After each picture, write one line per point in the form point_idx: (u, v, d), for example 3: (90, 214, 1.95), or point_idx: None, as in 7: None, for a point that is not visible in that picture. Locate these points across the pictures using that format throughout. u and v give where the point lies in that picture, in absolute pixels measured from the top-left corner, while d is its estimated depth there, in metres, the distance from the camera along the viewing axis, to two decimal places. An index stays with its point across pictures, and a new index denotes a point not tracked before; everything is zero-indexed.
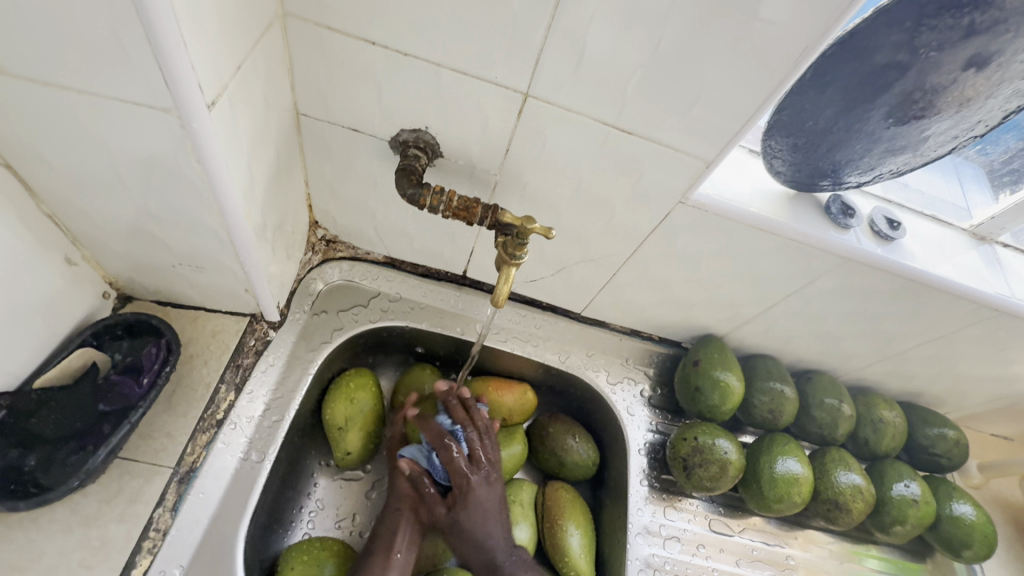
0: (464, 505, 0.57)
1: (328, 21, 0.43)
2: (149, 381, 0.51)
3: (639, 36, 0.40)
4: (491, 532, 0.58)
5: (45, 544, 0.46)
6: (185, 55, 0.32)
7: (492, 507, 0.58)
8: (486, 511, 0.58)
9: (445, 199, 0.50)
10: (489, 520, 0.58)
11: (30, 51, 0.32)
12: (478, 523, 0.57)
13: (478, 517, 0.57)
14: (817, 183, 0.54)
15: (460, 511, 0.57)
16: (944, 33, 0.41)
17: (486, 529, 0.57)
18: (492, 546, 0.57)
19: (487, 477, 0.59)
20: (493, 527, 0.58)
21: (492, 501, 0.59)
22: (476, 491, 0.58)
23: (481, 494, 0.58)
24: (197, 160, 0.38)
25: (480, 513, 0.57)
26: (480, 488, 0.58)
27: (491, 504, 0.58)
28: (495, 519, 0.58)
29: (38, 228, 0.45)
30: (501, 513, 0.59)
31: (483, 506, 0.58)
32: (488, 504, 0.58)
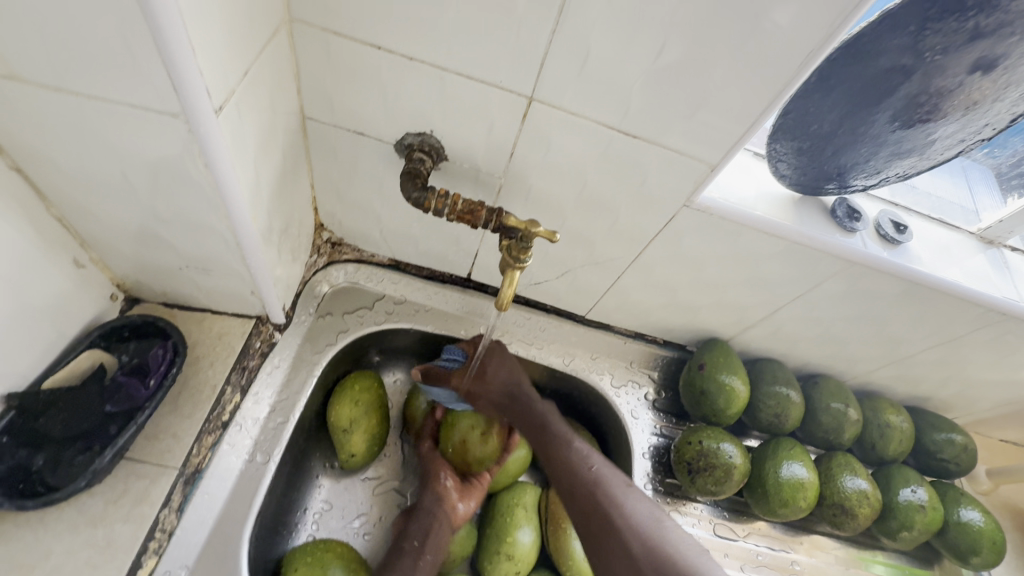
0: (488, 380, 0.64)
1: (335, 26, 0.44)
2: (156, 383, 0.52)
3: (643, 39, 0.40)
4: (522, 393, 0.65)
5: (52, 544, 0.46)
6: (191, 60, 0.32)
7: (516, 376, 0.65)
8: (510, 382, 0.65)
9: (449, 202, 0.50)
10: (517, 386, 0.65)
11: (41, 55, 0.33)
12: (508, 390, 0.64)
13: (501, 386, 0.65)
14: (822, 186, 0.54)
15: (485, 386, 0.64)
16: (949, 36, 0.41)
17: (517, 394, 0.65)
18: (523, 396, 0.65)
19: (502, 355, 0.66)
20: (519, 387, 0.65)
21: (512, 380, 0.65)
22: (495, 365, 0.65)
23: (499, 370, 0.65)
24: (204, 163, 0.39)
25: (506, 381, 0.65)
26: (499, 362, 0.65)
27: (513, 376, 0.65)
28: (523, 385, 0.65)
29: (47, 230, 0.46)
30: (526, 382, 0.66)
31: (505, 377, 0.65)
32: (510, 376, 0.65)
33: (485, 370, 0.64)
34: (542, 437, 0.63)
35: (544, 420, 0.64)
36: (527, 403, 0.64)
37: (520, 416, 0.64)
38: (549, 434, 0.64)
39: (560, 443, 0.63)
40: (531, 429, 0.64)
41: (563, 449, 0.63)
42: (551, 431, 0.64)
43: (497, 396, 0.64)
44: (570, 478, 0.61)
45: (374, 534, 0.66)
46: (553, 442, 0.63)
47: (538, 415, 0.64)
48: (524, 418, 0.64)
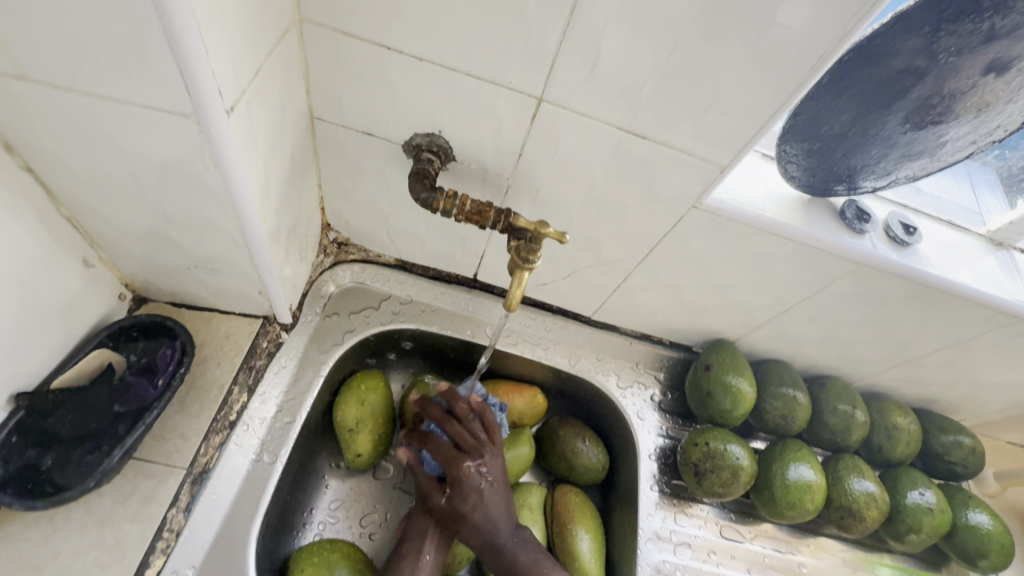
0: (463, 492, 0.57)
1: (344, 26, 0.44)
2: (164, 382, 0.52)
3: (654, 40, 0.40)
4: (494, 520, 0.57)
5: (61, 543, 0.46)
6: (205, 60, 0.32)
7: (494, 490, 0.58)
8: (486, 506, 0.57)
9: (457, 203, 0.50)
10: (494, 536, 0.56)
11: (52, 56, 0.33)
12: (477, 518, 0.56)
13: (479, 515, 0.56)
14: (832, 187, 0.54)
15: (459, 498, 0.57)
16: (964, 38, 0.41)
17: (490, 533, 0.56)
18: (496, 535, 0.56)
19: (485, 466, 0.57)
20: (496, 522, 0.57)
21: (491, 487, 0.57)
22: (474, 481, 0.57)
23: (478, 484, 0.57)
24: (215, 163, 0.39)
25: (482, 532, 0.56)
26: (479, 474, 0.57)
27: (492, 493, 0.57)
28: (500, 511, 0.57)
29: (56, 230, 0.46)
30: (503, 504, 0.58)
31: (479, 495, 0.57)
32: (487, 494, 0.57)
33: (462, 481, 0.57)
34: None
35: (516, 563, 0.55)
36: (492, 530, 0.56)
37: (482, 538, 0.57)
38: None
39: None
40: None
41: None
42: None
43: (468, 519, 0.57)
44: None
45: (379, 534, 0.65)
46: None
47: (508, 548, 0.56)
48: (495, 564, 0.56)
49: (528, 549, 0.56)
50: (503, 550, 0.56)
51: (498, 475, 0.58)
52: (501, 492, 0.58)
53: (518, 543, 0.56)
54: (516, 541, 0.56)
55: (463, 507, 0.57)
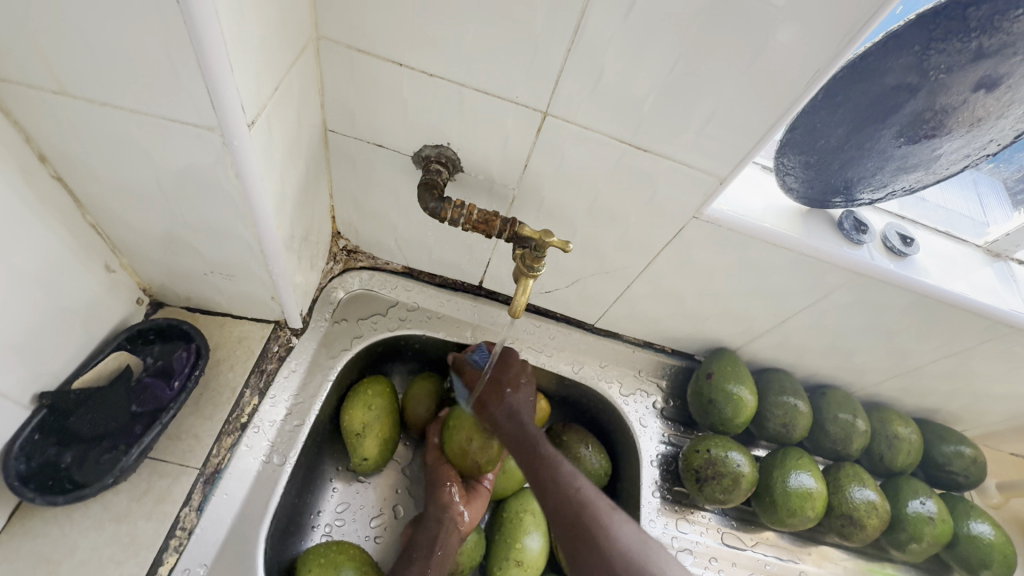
0: (510, 384, 0.65)
1: (359, 43, 0.46)
2: (180, 384, 0.54)
3: (655, 58, 0.42)
4: (525, 419, 0.63)
5: (78, 539, 0.48)
6: (230, 78, 0.34)
7: (528, 400, 0.65)
8: (522, 402, 0.64)
9: (464, 212, 0.51)
10: (524, 420, 0.63)
11: (89, 74, 0.35)
12: (516, 417, 0.63)
13: (513, 406, 0.63)
14: (830, 200, 0.55)
15: (506, 389, 0.64)
16: (953, 56, 0.42)
17: (523, 424, 0.62)
18: (526, 426, 0.62)
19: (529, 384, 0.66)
20: (526, 415, 0.63)
21: (522, 399, 0.64)
22: (519, 385, 0.65)
23: (520, 390, 0.65)
24: (234, 174, 0.41)
25: (518, 422, 0.62)
26: (523, 385, 0.66)
27: (526, 401, 0.65)
28: (529, 415, 0.64)
29: (81, 236, 0.48)
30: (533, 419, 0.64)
31: (519, 396, 0.64)
32: (524, 399, 0.65)
33: (508, 384, 0.65)
34: (535, 467, 0.60)
35: (544, 452, 0.61)
36: (520, 421, 0.62)
37: (518, 433, 0.62)
38: (548, 461, 0.60)
39: (552, 463, 0.60)
40: (523, 454, 0.61)
41: (558, 490, 0.58)
42: (553, 464, 0.60)
43: (510, 409, 0.63)
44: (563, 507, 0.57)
45: (385, 537, 0.67)
46: (550, 467, 0.60)
47: (538, 443, 0.61)
48: (522, 452, 0.61)
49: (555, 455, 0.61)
50: (534, 440, 0.62)
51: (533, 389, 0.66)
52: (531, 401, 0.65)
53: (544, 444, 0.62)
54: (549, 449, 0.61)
55: (501, 403, 0.63)
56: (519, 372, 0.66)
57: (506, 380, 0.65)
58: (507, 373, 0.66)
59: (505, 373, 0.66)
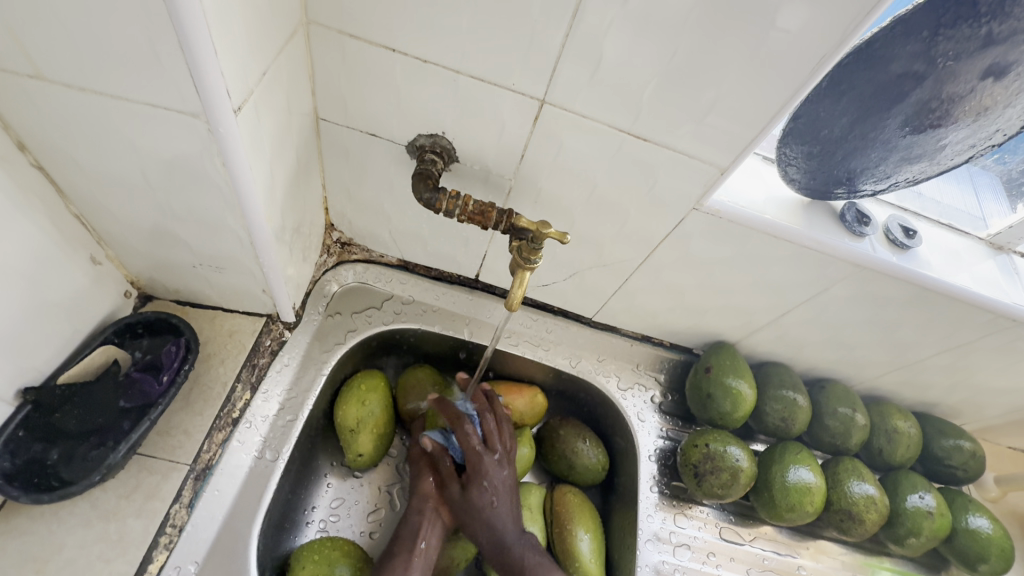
0: (476, 482, 0.57)
1: (351, 28, 0.44)
2: (169, 379, 0.52)
3: (656, 43, 0.41)
4: (498, 521, 0.57)
5: (65, 537, 0.47)
6: (214, 61, 0.33)
7: (502, 492, 0.58)
8: (495, 501, 0.57)
9: (460, 203, 0.50)
10: (501, 538, 0.57)
11: (67, 57, 0.33)
12: (486, 520, 0.57)
13: (487, 510, 0.57)
14: (832, 192, 0.54)
15: (474, 488, 0.57)
16: (961, 43, 0.41)
17: (497, 535, 0.57)
18: (502, 536, 0.57)
19: (501, 462, 0.59)
20: (504, 528, 0.57)
21: (500, 493, 0.58)
22: (488, 477, 0.58)
23: (488, 485, 0.58)
24: (222, 163, 0.39)
25: (491, 531, 0.57)
26: (494, 472, 0.58)
27: (501, 494, 0.58)
28: (505, 510, 0.58)
29: (65, 227, 0.46)
30: (510, 509, 0.58)
31: (489, 494, 0.57)
32: (496, 495, 0.58)
33: (476, 481, 0.57)
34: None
35: (523, 563, 0.56)
36: (492, 527, 0.57)
37: (490, 541, 0.57)
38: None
39: (527, 567, 0.56)
40: (505, 574, 0.56)
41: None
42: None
43: (479, 508, 0.57)
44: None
45: (379, 533, 0.66)
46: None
47: (513, 553, 0.56)
48: (500, 564, 0.56)
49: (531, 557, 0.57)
50: (510, 551, 0.57)
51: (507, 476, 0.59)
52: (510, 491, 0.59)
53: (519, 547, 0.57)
54: (523, 548, 0.57)
55: (476, 507, 0.57)
56: (484, 457, 0.58)
57: (474, 474, 0.58)
58: (476, 464, 0.58)
59: (473, 466, 0.58)
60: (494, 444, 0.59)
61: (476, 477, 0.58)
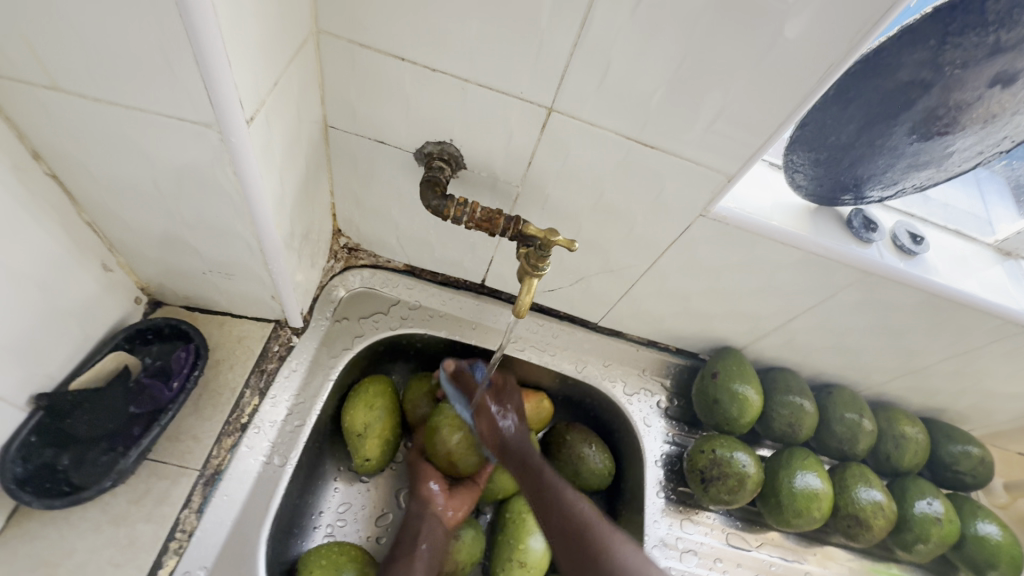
0: (505, 398, 0.65)
1: (360, 37, 0.45)
2: (179, 384, 0.53)
3: (664, 52, 0.41)
4: (523, 436, 0.62)
5: (76, 542, 0.47)
6: (229, 72, 0.33)
7: (523, 420, 0.65)
8: (517, 421, 0.63)
9: (468, 210, 0.50)
10: (531, 451, 0.61)
11: (82, 68, 0.34)
12: (512, 430, 0.62)
13: (511, 423, 0.63)
14: (839, 198, 0.54)
15: (504, 401, 0.64)
16: (969, 50, 0.41)
17: (528, 455, 0.61)
18: (532, 458, 0.61)
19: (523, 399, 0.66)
20: (534, 452, 0.62)
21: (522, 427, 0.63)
22: (512, 400, 0.65)
23: (513, 406, 0.64)
24: (233, 172, 0.40)
25: (517, 441, 0.62)
26: (517, 399, 0.65)
27: (522, 420, 0.64)
28: (527, 433, 0.63)
29: (77, 235, 0.47)
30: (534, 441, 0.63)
31: (514, 413, 0.64)
32: (519, 418, 0.64)
33: (504, 399, 0.64)
34: (541, 483, 0.59)
35: (546, 472, 0.60)
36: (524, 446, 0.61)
37: (517, 448, 0.61)
38: (551, 487, 0.59)
39: (548, 471, 0.60)
40: (528, 476, 0.60)
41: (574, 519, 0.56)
42: (555, 486, 0.59)
43: (509, 416, 0.63)
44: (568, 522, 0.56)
45: (386, 538, 0.66)
46: (551, 491, 0.58)
47: (539, 463, 0.60)
48: (525, 472, 0.60)
49: (553, 472, 0.60)
50: (534, 459, 0.61)
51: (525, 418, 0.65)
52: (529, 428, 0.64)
53: (543, 461, 0.61)
54: (547, 464, 0.61)
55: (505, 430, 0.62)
56: (513, 385, 0.66)
57: (503, 395, 0.65)
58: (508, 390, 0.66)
59: (502, 390, 0.65)
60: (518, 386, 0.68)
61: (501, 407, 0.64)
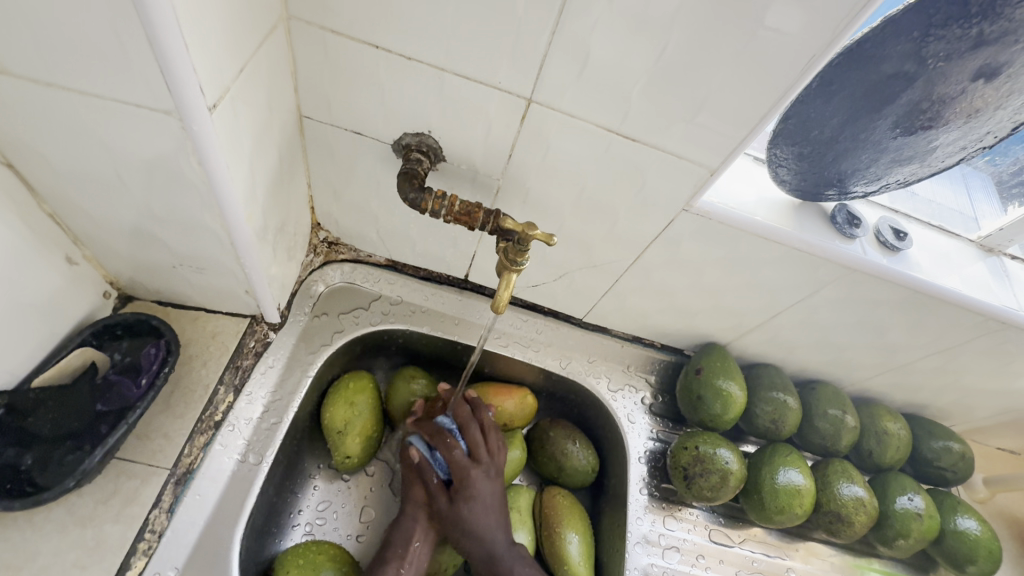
0: (467, 493, 0.58)
1: (332, 24, 0.43)
2: (148, 382, 0.52)
3: (642, 42, 0.40)
4: (487, 529, 0.58)
5: (40, 545, 0.46)
6: (187, 57, 0.32)
7: (489, 510, 0.59)
8: (483, 514, 0.58)
9: (446, 204, 0.49)
10: (496, 552, 0.57)
11: (33, 51, 0.32)
12: (478, 532, 0.58)
13: (471, 519, 0.58)
14: (823, 193, 0.54)
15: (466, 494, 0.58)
16: (953, 43, 0.40)
17: (488, 546, 0.57)
18: (495, 548, 0.57)
19: (489, 477, 0.60)
20: (500, 543, 0.58)
21: (493, 497, 0.60)
22: (476, 489, 0.59)
23: (479, 485, 0.59)
24: (197, 162, 0.38)
25: (478, 537, 0.57)
26: (482, 484, 0.59)
27: (488, 505, 0.59)
28: (493, 515, 0.59)
29: (38, 226, 0.45)
30: (500, 510, 0.60)
31: (479, 504, 0.58)
32: (485, 502, 0.59)
33: (464, 494, 0.58)
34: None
35: (510, 571, 0.56)
36: (490, 545, 0.57)
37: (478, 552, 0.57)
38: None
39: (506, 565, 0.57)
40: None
41: None
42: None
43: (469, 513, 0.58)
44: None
45: (367, 536, 0.65)
46: None
47: (500, 563, 0.57)
48: (486, 570, 0.57)
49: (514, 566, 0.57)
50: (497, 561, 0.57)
51: (495, 484, 0.60)
52: (497, 501, 0.60)
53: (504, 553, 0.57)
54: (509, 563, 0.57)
55: (461, 528, 0.58)
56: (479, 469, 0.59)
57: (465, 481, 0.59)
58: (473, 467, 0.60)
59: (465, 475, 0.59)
60: (483, 455, 0.60)
61: (461, 494, 0.58)
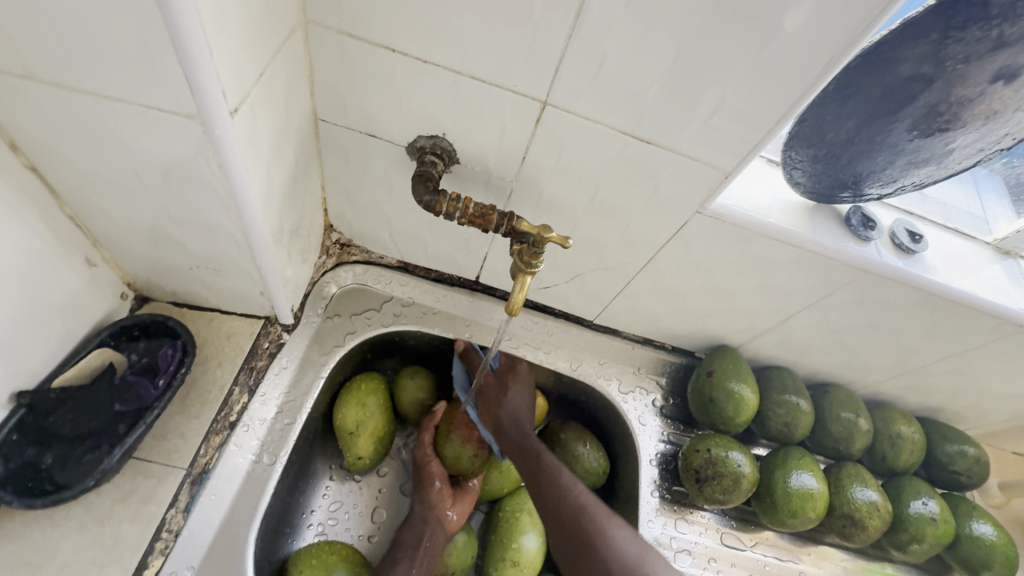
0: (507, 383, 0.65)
1: (349, 28, 0.44)
2: (165, 383, 0.52)
3: (658, 44, 0.40)
4: (523, 417, 0.64)
5: (60, 542, 0.46)
6: (209, 62, 0.32)
7: (523, 403, 0.65)
8: (517, 408, 0.64)
9: (461, 206, 0.50)
10: (524, 422, 0.63)
11: (59, 57, 0.33)
12: (512, 413, 0.64)
13: (506, 410, 0.64)
14: (838, 195, 0.53)
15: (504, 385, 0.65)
16: (972, 45, 0.40)
17: (519, 424, 0.63)
18: (523, 426, 0.63)
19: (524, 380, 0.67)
20: (527, 421, 0.64)
21: (523, 398, 0.65)
22: (512, 388, 0.65)
23: (514, 390, 0.65)
24: (217, 165, 0.39)
25: (513, 421, 0.63)
26: (517, 386, 0.66)
27: (521, 404, 0.65)
28: (528, 413, 0.64)
29: (60, 228, 0.46)
30: (530, 412, 0.65)
31: (512, 398, 0.64)
32: (518, 399, 0.65)
33: (502, 390, 0.65)
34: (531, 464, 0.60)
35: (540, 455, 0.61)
36: (518, 421, 0.63)
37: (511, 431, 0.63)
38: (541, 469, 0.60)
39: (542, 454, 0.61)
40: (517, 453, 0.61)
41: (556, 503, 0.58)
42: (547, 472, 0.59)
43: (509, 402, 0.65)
44: (557, 511, 0.57)
45: (377, 537, 0.66)
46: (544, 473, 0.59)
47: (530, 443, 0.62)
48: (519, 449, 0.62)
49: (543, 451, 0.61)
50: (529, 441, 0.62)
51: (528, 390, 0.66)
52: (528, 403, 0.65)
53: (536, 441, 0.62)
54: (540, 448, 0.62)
55: (498, 405, 0.64)
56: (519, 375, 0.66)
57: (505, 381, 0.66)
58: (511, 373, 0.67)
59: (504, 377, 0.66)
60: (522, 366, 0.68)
61: (501, 384, 0.65)
